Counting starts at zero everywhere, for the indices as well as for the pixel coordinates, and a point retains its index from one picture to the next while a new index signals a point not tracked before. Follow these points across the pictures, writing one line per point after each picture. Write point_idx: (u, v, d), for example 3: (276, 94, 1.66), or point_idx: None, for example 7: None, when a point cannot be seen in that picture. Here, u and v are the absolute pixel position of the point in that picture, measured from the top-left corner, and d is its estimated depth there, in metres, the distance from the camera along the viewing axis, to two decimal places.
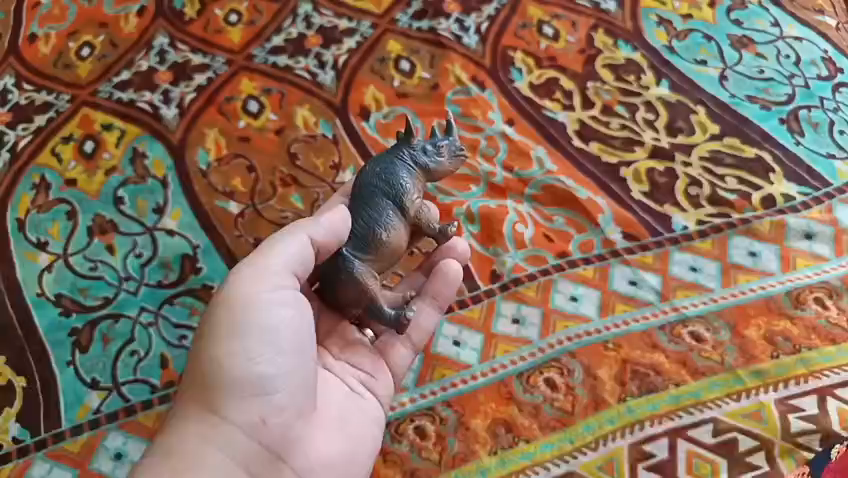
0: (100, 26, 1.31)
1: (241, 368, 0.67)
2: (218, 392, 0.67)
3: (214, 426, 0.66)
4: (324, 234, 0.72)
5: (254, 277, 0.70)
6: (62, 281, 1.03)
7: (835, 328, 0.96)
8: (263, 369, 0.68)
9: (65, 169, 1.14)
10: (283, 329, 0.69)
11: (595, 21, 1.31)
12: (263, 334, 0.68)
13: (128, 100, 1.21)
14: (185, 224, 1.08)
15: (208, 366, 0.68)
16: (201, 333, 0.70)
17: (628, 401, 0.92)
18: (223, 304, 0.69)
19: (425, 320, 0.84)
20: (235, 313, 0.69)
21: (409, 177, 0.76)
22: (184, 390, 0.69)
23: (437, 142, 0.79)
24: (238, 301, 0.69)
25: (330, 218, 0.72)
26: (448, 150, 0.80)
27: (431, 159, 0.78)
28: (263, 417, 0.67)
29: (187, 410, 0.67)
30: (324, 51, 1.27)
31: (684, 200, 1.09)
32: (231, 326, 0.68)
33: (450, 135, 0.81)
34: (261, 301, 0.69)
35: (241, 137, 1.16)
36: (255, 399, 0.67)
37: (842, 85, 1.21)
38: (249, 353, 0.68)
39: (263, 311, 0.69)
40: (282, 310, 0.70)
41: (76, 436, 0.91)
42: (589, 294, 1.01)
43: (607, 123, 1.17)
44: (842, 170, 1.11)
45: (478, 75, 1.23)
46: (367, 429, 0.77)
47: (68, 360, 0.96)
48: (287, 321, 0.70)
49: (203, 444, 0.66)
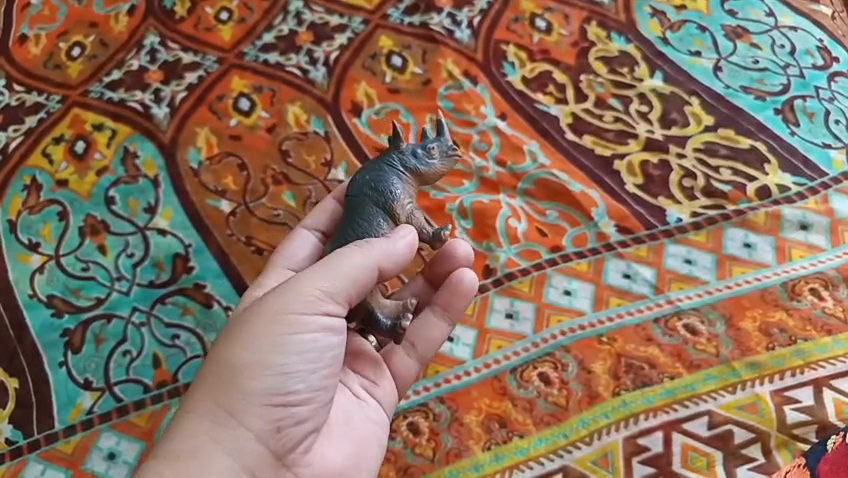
0: (90, 26, 1.30)
1: (273, 380, 0.66)
2: (242, 398, 0.65)
3: (227, 428, 0.65)
4: (391, 265, 0.70)
5: (312, 299, 0.67)
6: (54, 283, 1.03)
7: (831, 318, 0.96)
8: (292, 385, 0.67)
9: (56, 170, 1.13)
10: (322, 352, 0.68)
11: (588, 14, 1.30)
12: (303, 353, 0.67)
13: (119, 100, 1.21)
14: (177, 224, 1.08)
15: (236, 372, 0.65)
16: (238, 332, 0.67)
17: (623, 395, 0.92)
18: (274, 314, 0.66)
19: (432, 332, 0.82)
20: (281, 327, 0.66)
21: (400, 183, 0.73)
22: (203, 379, 0.66)
23: (427, 145, 0.76)
24: (288, 316, 0.67)
25: (395, 245, 0.70)
26: (440, 152, 0.76)
27: (426, 161, 0.75)
28: (279, 428, 0.67)
29: (203, 405, 0.66)
30: (315, 48, 1.26)
31: (678, 192, 1.08)
32: (275, 338, 0.66)
33: (441, 135, 0.78)
34: (312, 322, 0.67)
35: (233, 135, 1.16)
36: (275, 411, 0.66)
37: (838, 74, 1.20)
38: (284, 368, 0.66)
39: (308, 332, 0.67)
40: (328, 334, 0.68)
41: (69, 437, 0.91)
42: (582, 288, 1.01)
43: (600, 116, 1.17)
44: (838, 160, 1.10)
45: (470, 70, 1.23)
46: (370, 433, 0.77)
47: (60, 361, 0.96)
48: (329, 345, 0.69)
49: (212, 446, 0.65)
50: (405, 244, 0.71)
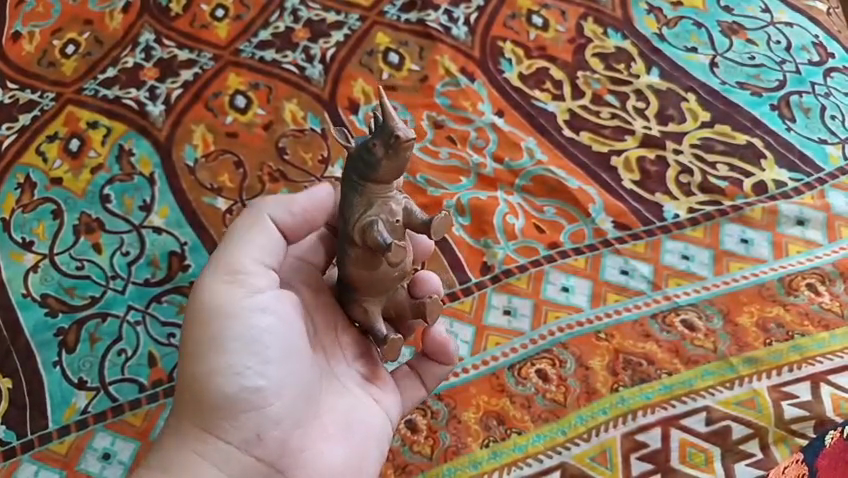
0: (85, 24, 1.30)
1: (228, 383, 0.63)
2: (208, 409, 0.63)
3: (206, 442, 0.64)
4: (293, 219, 0.67)
5: (225, 285, 0.65)
6: (48, 281, 1.03)
7: (827, 313, 0.96)
8: (250, 382, 0.63)
9: (50, 168, 1.13)
10: (265, 337, 0.64)
11: (585, 10, 1.30)
12: (242, 345, 0.64)
13: (114, 97, 1.20)
14: (172, 221, 1.07)
15: (192, 383, 0.63)
16: (182, 345, 0.65)
17: (621, 391, 0.92)
18: (198, 315, 0.64)
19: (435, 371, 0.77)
20: (211, 325, 0.64)
21: (355, 200, 0.62)
22: (175, 399, 0.65)
23: (369, 139, 0.60)
24: (220, 312, 0.64)
25: (295, 203, 0.67)
26: (381, 146, 0.59)
27: (363, 155, 0.60)
28: (259, 433, 0.64)
29: (176, 423, 0.64)
30: (312, 45, 1.26)
31: (675, 188, 1.08)
32: (209, 340, 0.63)
33: (384, 119, 0.59)
34: (236, 308, 0.64)
35: (229, 132, 1.16)
36: (246, 414, 0.64)
37: (833, 70, 1.20)
38: (232, 368, 0.63)
39: (240, 321, 0.64)
40: (261, 314, 0.65)
41: (63, 437, 0.91)
42: (580, 285, 1.01)
43: (598, 113, 1.17)
44: (834, 155, 1.10)
45: (467, 67, 1.23)
46: (376, 428, 0.72)
47: (55, 361, 0.96)
48: (268, 326, 0.65)
49: (198, 461, 0.63)
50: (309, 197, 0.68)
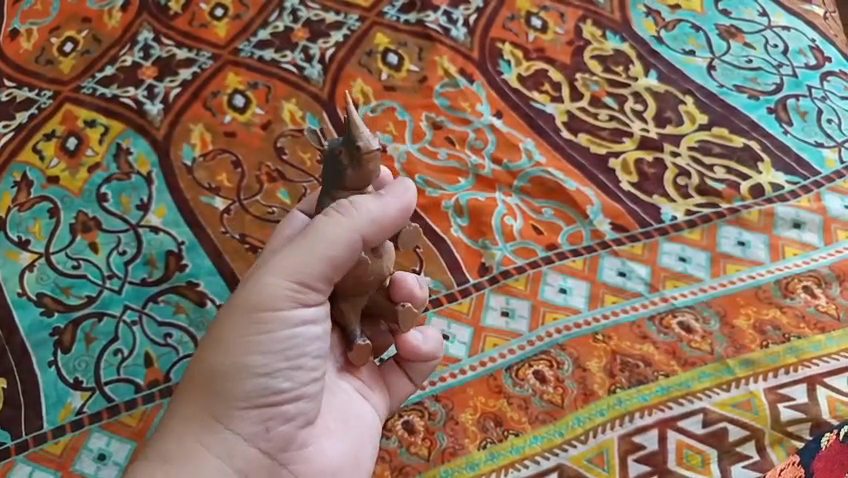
0: (83, 22, 1.29)
1: (257, 381, 0.64)
2: (227, 402, 0.64)
3: (215, 433, 0.64)
4: (372, 229, 0.64)
5: (289, 292, 0.64)
6: (45, 281, 1.02)
7: (823, 316, 0.97)
8: (278, 384, 0.65)
9: (47, 166, 1.13)
10: (306, 345, 0.66)
11: (583, 12, 1.30)
12: (285, 349, 0.65)
13: (111, 96, 1.20)
14: (169, 221, 1.07)
15: (218, 374, 0.64)
16: (215, 332, 0.65)
17: (618, 392, 0.92)
18: (247, 310, 0.64)
19: (422, 367, 0.80)
20: (254, 324, 0.64)
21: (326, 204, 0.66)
22: (189, 383, 0.65)
23: (334, 149, 0.63)
24: (267, 313, 0.64)
25: (385, 214, 0.65)
26: (346, 157, 0.63)
27: (333, 165, 0.64)
28: (270, 430, 0.66)
29: (189, 409, 0.65)
30: (311, 45, 1.26)
31: (673, 190, 1.08)
32: (247, 337, 0.64)
33: (347, 131, 0.62)
34: (291, 314, 0.64)
35: (227, 132, 1.15)
36: (262, 410, 0.65)
37: (830, 74, 1.20)
38: (265, 368, 0.64)
39: (284, 326, 0.64)
40: (311, 324, 0.66)
41: (58, 438, 0.90)
42: (578, 286, 1.01)
43: (596, 115, 1.17)
44: (830, 159, 1.10)
45: (466, 68, 1.23)
46: (367, 427, 0.75)
47: (50, 360, 0.96)
48: (313, 336, 0.66)
49: (203, 451, 0.64)
50: (396, 205, 0.65)
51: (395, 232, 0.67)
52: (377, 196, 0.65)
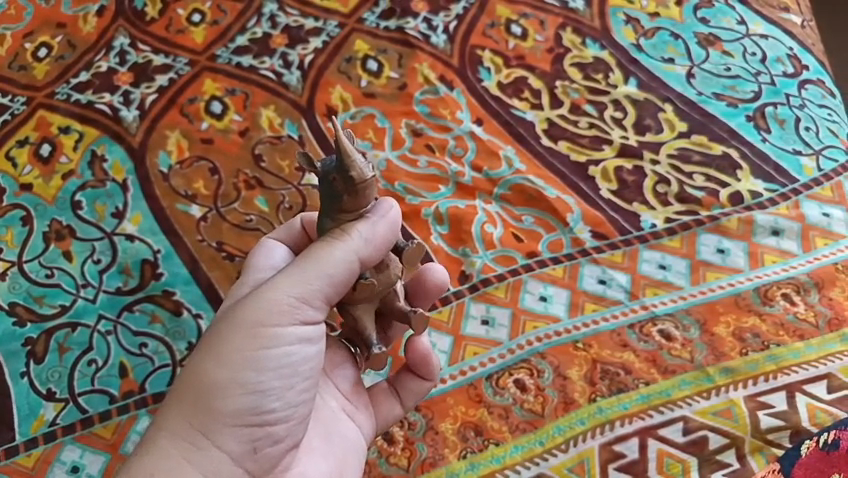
0: (58, 27, 1.28)
1: (249, 398, 0.64)
2: (216, 418, 0.64)
3: (201, 449, 0.64)
4: (370, 249, 0.66)
5: (286, 312, 0.65)
6: (17, 290, 1.01)
7: (802, 324, 0.97)
8: (268, 403, 0.65)
9: (20, 173, 1.11)
10: (299, 365, 0.67)
11: (563, 20, 1.30)
12: (278, 369, 0.65)
13: (86, 102, 1.18)
14: (145, 229, 1.05)
15: (211, 390, 0.63)
16: (210, 344, 0.65)
17: (598, 401, 0.91)
18: (245, 325, 0.64)
19: (417, 386, 0.82)
20: (250, 342, 0.64)
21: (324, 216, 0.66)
22: (177, 396, 0.65)
23: (327, 174, 0.62)
24: (264, 331, 0.64)
25: (379, 234, 0.66)
26: (341, 183, 0.62)
27: (327, 187, 0.63)
28: (256, 448, 0.66)
29: (176, 423, 0.64)
30: (289, 51, 1.25)
31: (653, 198, 1.08)
32: (244, 355, 0.64)
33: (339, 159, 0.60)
34: (288, 334, 0.65)
35: (204, 138, 1.14)
36: (250, 429, 0.65)
37: (808, 82, 1.20)
38: (258, 386, 0.65)
39: (279, 346, 0.65)
40: (305, 345, 0.67)
41: (30, 450, 0.89)
42: (558, 294, 1.01)
43: (576, 122, 1.17)
44: (808, 166, 1.10)
45: (445, 75, 1.22)
46: (351, 448, 0.76)
47: (23, 371, 0.94)
48: (307, 357, 0.67)
49: (185, 467, 0.63)
50: (388, 223, 0.67)
51: (388, 249, 0.68)
52: (367, 215, 0.66)
